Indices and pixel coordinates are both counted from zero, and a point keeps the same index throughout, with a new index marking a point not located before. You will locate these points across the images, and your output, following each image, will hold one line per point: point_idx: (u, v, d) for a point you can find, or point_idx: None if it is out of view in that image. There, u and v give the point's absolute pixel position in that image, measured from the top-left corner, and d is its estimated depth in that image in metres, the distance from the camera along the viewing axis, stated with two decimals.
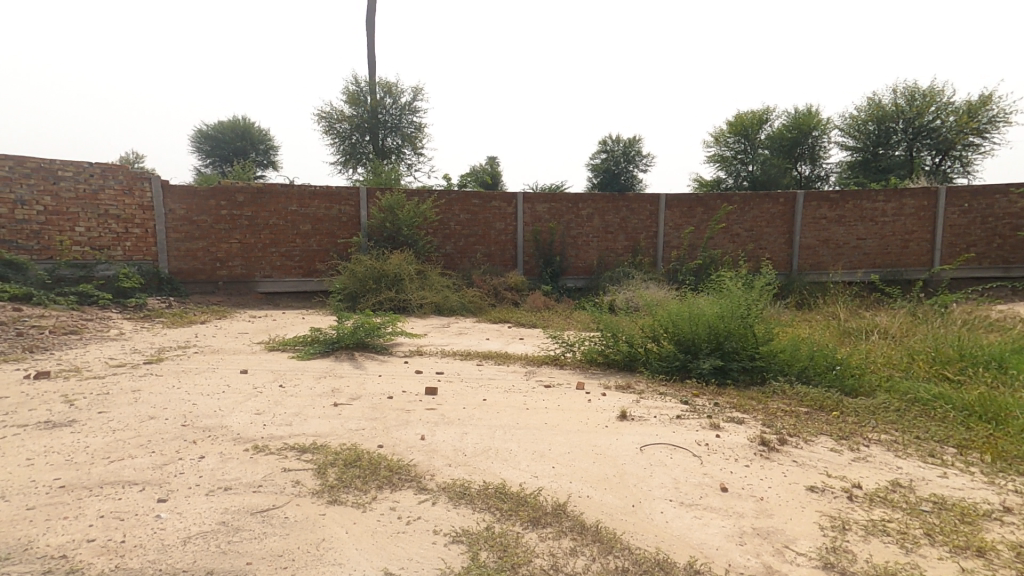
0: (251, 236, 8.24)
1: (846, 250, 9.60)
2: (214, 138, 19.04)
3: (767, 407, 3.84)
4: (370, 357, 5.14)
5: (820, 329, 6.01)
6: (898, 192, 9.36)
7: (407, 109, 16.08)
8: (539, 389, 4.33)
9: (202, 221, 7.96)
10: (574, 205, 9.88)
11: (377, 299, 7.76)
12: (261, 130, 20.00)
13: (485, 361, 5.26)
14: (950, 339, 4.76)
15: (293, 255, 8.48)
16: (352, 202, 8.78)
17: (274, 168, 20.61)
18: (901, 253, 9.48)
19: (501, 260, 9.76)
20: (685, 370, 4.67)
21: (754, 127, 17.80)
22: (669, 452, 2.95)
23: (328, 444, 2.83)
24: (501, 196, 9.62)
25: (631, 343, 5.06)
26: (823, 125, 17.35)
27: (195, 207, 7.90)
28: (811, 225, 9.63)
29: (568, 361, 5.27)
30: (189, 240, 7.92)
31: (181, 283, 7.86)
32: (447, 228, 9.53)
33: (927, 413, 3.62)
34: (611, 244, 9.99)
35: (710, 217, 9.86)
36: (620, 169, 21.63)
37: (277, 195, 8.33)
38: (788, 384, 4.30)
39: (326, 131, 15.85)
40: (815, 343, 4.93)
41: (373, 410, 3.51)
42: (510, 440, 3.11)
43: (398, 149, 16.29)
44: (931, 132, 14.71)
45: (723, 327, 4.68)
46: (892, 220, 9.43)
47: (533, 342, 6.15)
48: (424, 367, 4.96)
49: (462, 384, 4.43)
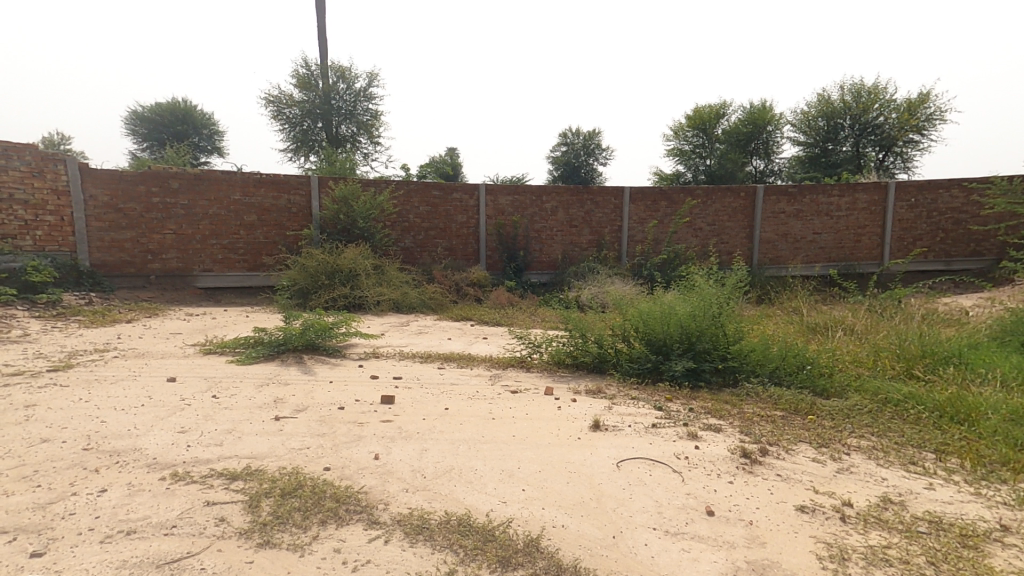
0: (188, 226, 7.56)
1: (804, 245, 9.76)
2: (151, 121, 17.69)
3: (742, 412, 3.69)
4: (321, 361, 4.71)
5: (786, 326, 5.98)
6: (852, 187, 9.56)
7: (362, 94, 15.38)
8: (506, 395, 4.05)
9: (129, 209, 7.23)
10: (538, 198, 9.61)
11: (330, 296, 7.25)
12: (204, 113, 18.73)
13: (447, 363, 4.92)
14: (912, 334, 4.77)
15: (236, 247, 7.85)
16: (303, 191, 8.22)
17: (219, 155, 19.39)
18: (854, 248, 9.71)
19: (463, 254, 9.40)
20: (657, 372, 4.49)
21: (711, 122, 18.02)
22: (648, 469, 2.73)
23: (265, 468, 2.42)
24: (462, 187, 9.25)
25: (601, 344, 4.84)
26: (776, 121, 17.75)
27: (120, 194, 7.16)
28: (771, 220, 9.73)
29: (535, 363, 5.00)
30: (114, 230, 7.17)
31: (104, 277, 7.10)
32: (405, 219, 9.08)
33: (901, 415, 3.55)
34: (575, 238, 9.79)
35: (673, 211, 9.82)
36: (580, 162, 21.55)
37: (217, 181, 7.66)
38: (761, 386, 4.18)
39: (274, 116, 14.97)
40: (785, 343, 4.86)
41: (321, 423, 3.11)
42: (476, 457, 2.81)
43: (353, 136, 15.61)
44: (875, 129, 15.23)
45: (695, 326, 4.53)
46: (846, 215, 9.63)
47: (497, 341, 5.85)
48: (380, 371, 4.58)
49: (422, 390, 4.09)
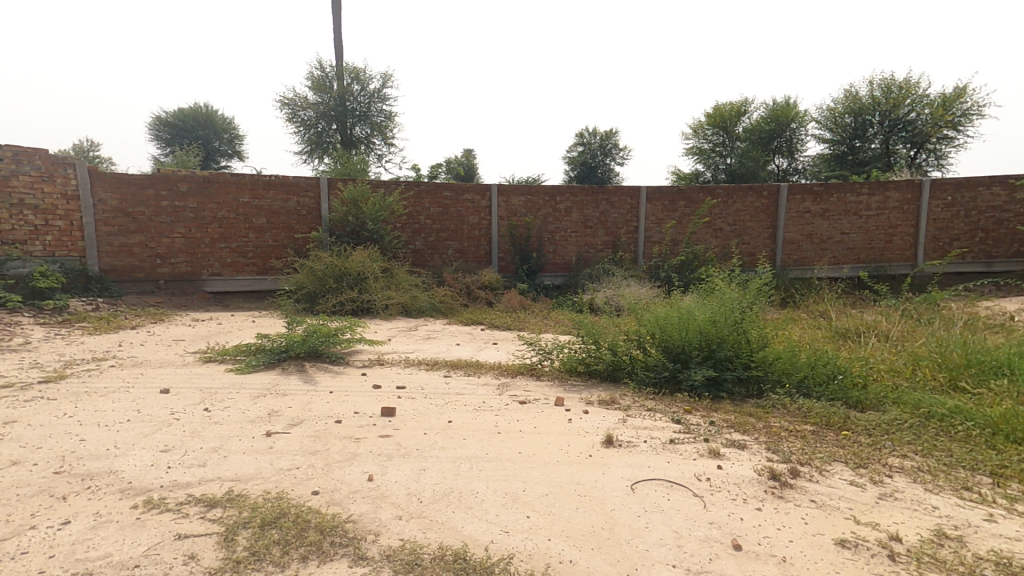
0: (197, 230, 7.51)
1: (830, 245, 9.34)
2: (174, 126, 17.89)
3: (769, 427, 3.41)
4: (323, 369, 4.55)
5: (813, 332, 5.66)
6: (882, 185, 9.12)
7: (376, 96, 15.33)
8: (514, 406, 3.83)
9: (138, 213, 7.19)
10: (552, 198, 9.38)
11: (338, 300, 7.12)
12: (225, 118, 18.88)
13: (453, 371, 4.73)
14: (954, 342, 4.42)
15: (245, 251, 7.77)
16: (312, 193, 8.11)
17: (239, 158, 19.56)
18: (884, 248, 9.26)
19: (475, 257, 9.21)
20: (675, 382, 4.23)
21: (732, 119, 17.58)
22: (666, 493, 2.47)
23: (247, 492, 2.23)
24: (474, 188, 9.07)
25: (615, 351, 4.59)
26: (800, 118, 17.24)
27: (129, 198, 7.12)
28: (795, 219, 9.34)
29: (546, 371, 4.77)
30: (124, 235, 7.13)
31: (114, 282, 7.06)
32: (416, 222, 8.92)
33: (947, 432, 3.24)
34: (590, 240, 9.53)
35: (692, 211, 9.50)
36: (596, 162, 21.24)
37: (226, 184, 7.59)
38: (789, 397, 3.89)
39: (290, 119, 14.99)
40: (813, 351, 4.56)
41: (314, 439, 2.93)
42: (477, 479, 2.59)
43: (368, 138, 15.56)
44: (907, 125, 14.65)
45: (715, 333, 4.26)
46: (876, 214, 9.20)
47: (507, 348, 5.63)
48: (383, 380, 4.40)
49: (426, 401, 3.89)
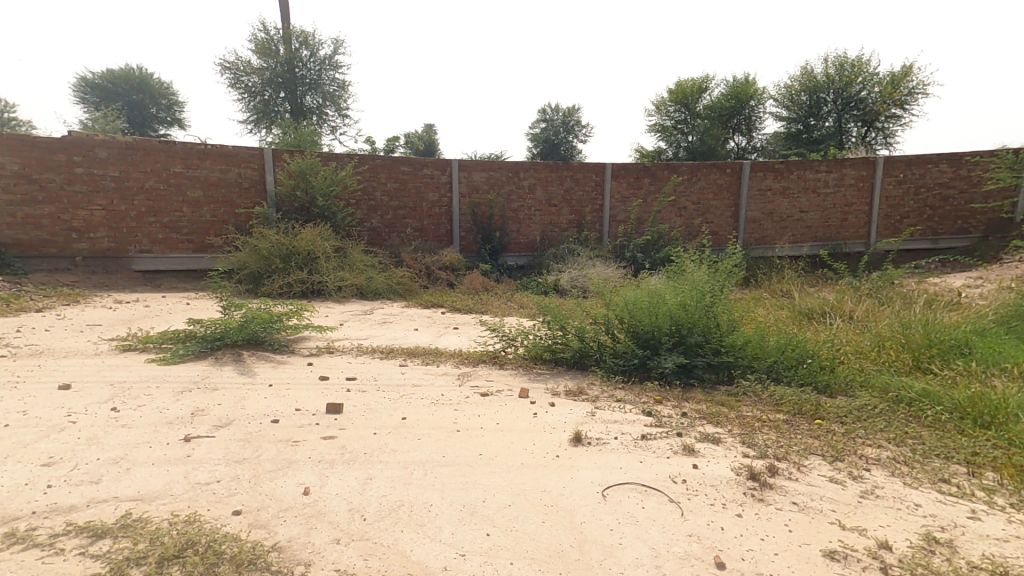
0: (120, 202, 6.79)
1: (790, 224, 9.38)
2: (104, 89, 16.36)
3: (741, 416, 3.25)
4: (262, 359, 4.13)
5: (777, 312, 5.60)
6: (840, 162, 9.18)
7: (327, 63, 14.44)
8: (474, 399, 3.54)
9: (45, 180, 6.44)
10: (515, 174, 9.03)
11: (285, 282, 6.61)
12: (163, 82, 17.39)
13: (410, 360, 4.40)
14: (917, 321, 4.39)
15: (178, 226, 7.10)
16: (255, 164, 7.47)
17: (181, 127, 18.13)
18: (841, 226, 9.38)
19: (435, 235, 8.79)
20: (645, 369, 4.03)
21: (693, 96, 17.52)
22: (640, 499, 2.25)
23: (148, 516, 1.86)
24: (432, 162, 8.59)
25: (582, 337, 4.37)
26: (759, 95, 17.34)
27: (33, 162, 6.37)
28: (757, 198, 9.32)
29: (509, 358, 4.50)
30: (29, 205, 6.40)
31: (19, 257, 6.35)
32: (371, 197, 8.40)
33: (917, 416, 3.15)
34: (554, 218, 9.26)
35: (657, 188, 9.34)
36: (559, 139, 20.90)
37: (153, 151, 6.87)
38: (760, 383, 3.75)
39: (233, 84, 13.90)
40: (782, 334, 4.45)
41: (243, 444, 2.56)
42: (431, 488, 2.29)
43: (319, 108, 14.67)
44: (858, 103, 14.91)
45: (685, 318, 4.08)
46: (833, 192, 9.28)
47: (468, 333, 5.33)
48: (331, 371, 4.02)
49: (377, 395, 3.55)
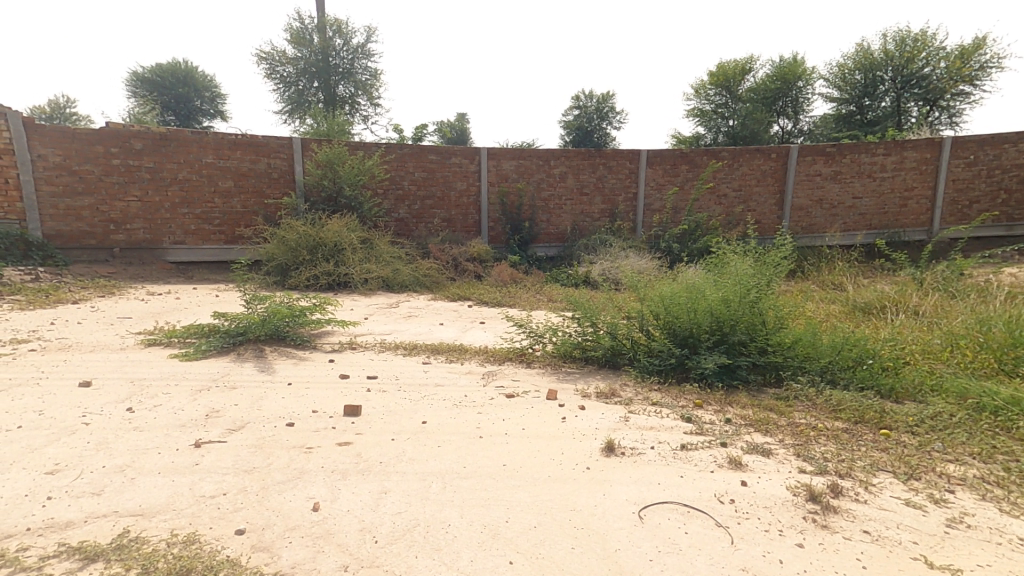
0: (154, 193, 6.86)
1: (841, 211, 8.77)
2: (152, 82, 16.72)
3: (794, 424, 2.91)
4: (285, 354, 4.04)
5: (829, 307, 5.18)
6: (899, 144, 8.50)
7: (360, 52, 14.44)
8: (500, 402, 3.33)
9: (84, 171, 6.52)
10: (546, 162, 8.74)
11: (312, 274, 6.56)
12: (207, 75, 17.70)
13: (434, 357, 4.24)
14: (997, 318, 3.92)
15: (210, 218, 7.14)
16: (284, 155, 7.43)
17: (222, 119, 18.51)
18: (898, 213, 8.72)
19: (463, 226, 8.62)
20: (683, 369, 3.74)
21: (736, 78, 16.71)
22: (682, 522, 1.99)
23: (145, 535, 1.73)
24: (462, 151, 8.39)
25: (615, 335, 4.10)
26: (807, 75, 16.39)
27: (74, 154, 6.46)
28: (805, 183, 8.75)
29: (537, 356, 4.28)
30: (69, 196, 6.49)
31: (58, 248, 6.49)
32: (400, 188, 8.27)
33: (1004, 429, 2.76)
34: (586, 208, 8.95)
35: (696, 174, 8.88)
36: (593, 126, 20.37)
37: (186, 142, 6.90)
38: (813, 386, 3.40)
39: (268, 75, 13.99)
40: (838, 332, 4.06)
41: (255, 451, 2.42)
42: (450, 506, 2.10)
43: (352, 98, 14.70)
44: (920, 81, 13.85)
45: (729, 314, 3.75)
46: (891, 176, 8.62)
47: (496, 328, 5.12)
48: (353, 369, 3.89)
49: (399, 396, 3.39)
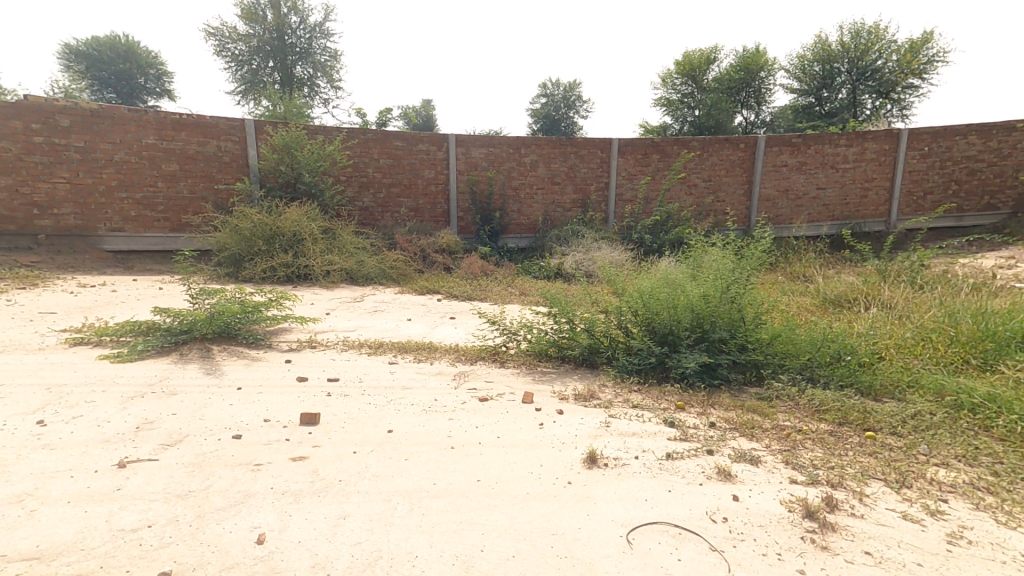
0: (87, 175, 6.28)
1: (807, 203, 8.85)
2: (90, 58, 15.46)
3: (778, 427, 2.77)
4: (234, 355, 3.69)
5: (802, 300, 5.15)
6: (861, 136, 8.62)
7: (318, 30, 13.79)
8: (473, 408, 3.10)
9: (0, 150, 5.91)
10: (516, 150, 8.49)
11: (268, 265, 6.14)
12: (150, 51, 16.59)
13: (401, 357, 3.97)
14: (967, 312, 3.92)
15: (153, 203, 6.60)
16: (236, 137, 6.94)
17: (169, 98, 17.45)
18: (860, 204, 8.85)
19: (431, 216, 8.29)
20: (662, 368, 3.60)
21: (700, 68, 16.78)
22: (673, 545, 1.79)
23: None
24: (428, 137, 8.05)
25: (593, 332, 3.93)
26: (769, 65, 16.58)
27: None
28: (772, 175, 8.78)
29: (511, 355, 4.07)
30: None
31: None
32: (362, 174, 7.86)
33: (985, 428, 2.70)
34: (557, 197, 8.75)
35: (666, 165, 8.80)
36: (560, 115, 20.19)
37: (123, 120, 6.34)
38: (794, 384, 3.30)
39: (218, 52, 13.18)
40: (815, 328, 3.99)
41: (192, 469, 2.12)
42: (415, 533, 1.85)
43: (310, 79, 14.13)
44: (873, 74, 14.14)
45: (708, 311, 3.63)
46: (853, 167, 8.73)
47: (466, 324, 4.87)
48: (311, 371, 3.58)
49: (362, 401, 3.11)
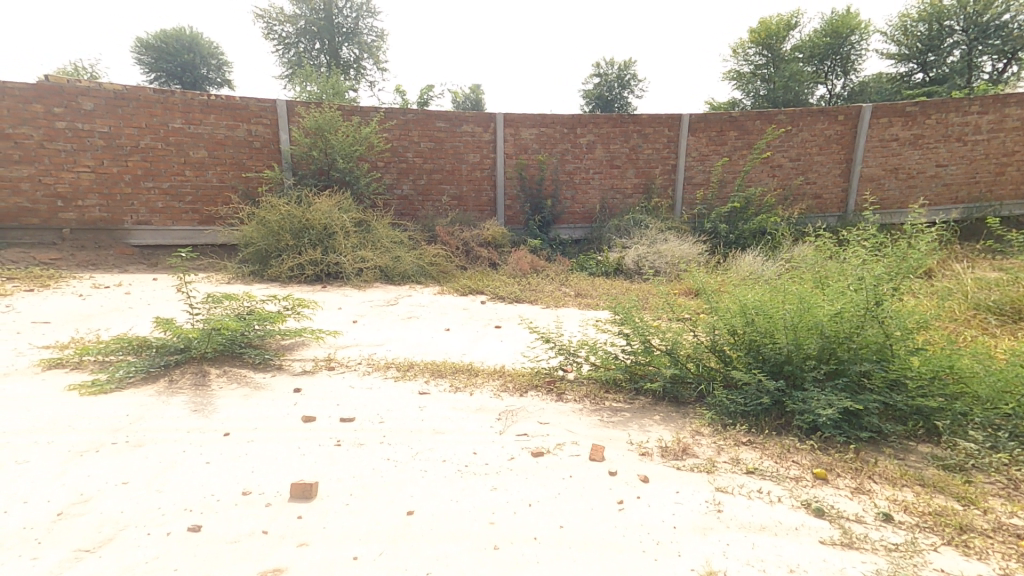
0: (112, 163, 5.89)
1: (921, 182, 7.43)
2: (156, 49, 15.54)
3: (1006, 530, 1.75)
4: (233, 380, 3.02)
5: (962, 307, 3.94)
6: (999, 99, 7.09)
7: (365, 10, 13.26)
8: (523, 472, 2.26)
9: (21, 135, 5.56)
10: (571, 130, 7.54)
11: (297, 262, 5.55)
12: (211, 41, 16.60)
13: (435, 384, 3.20)
14: None
15: (180, 193, 6.18)
16: (267, 120, 6.42)
17: (229, 89, 17.51)
18: (993, 183, 7.34)
19: (476, 205, 7.52)
20: (783, 413, 2.64)
21: (780, 35, 15.11)
22: None
23: None
24: (475, 118, 7.24)
25: (676, 356, 3.02)
26: (862, 27, 14.66)
27: (9, 114, 5.51)
28: (877, 150, 7.40)
29: (571, 383, 3.22)
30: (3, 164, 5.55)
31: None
32: (402, 160, 7.16)
33: None
34: (617, 182, 7.76)
35: (746, 143, 7.59)
36: (615, 95, 18.88)
37: (147, 103, 5.91)
38: (1001, 447, 2.23)
39: (266, 36, 12.86)
40: (1007, 352, 2.84)
41: None
42: None
43: (357, 61, 13.66)
44: (997, 30, 12.12)
45: (849, 335, 2.59)
46: (986, 139, 7.22)
47: (515, 339, 4.05)
48: (321, 403, 2.85)
49: (378, 457, 2.34)
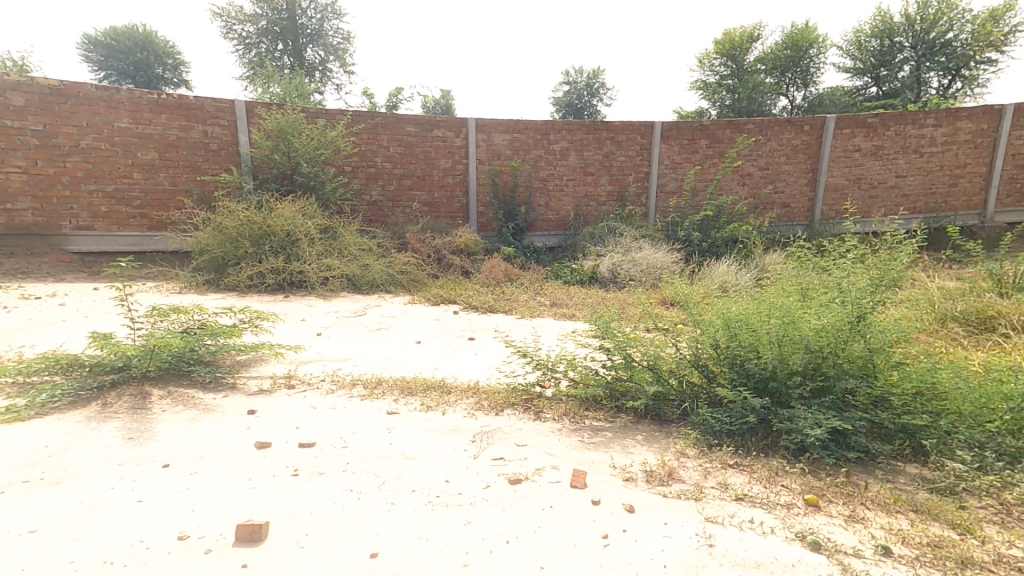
0: (49, 165, 5.46)
1: (882, 192, 7.63)
2: (107, 48, 14.79)
3: (1010, 563, 1.66)
4: (177, 402, 2.74)
5: (936, 316, 3.95)
6: (952, 113, 7.34)
7: (330, 11, 12.94)
8: (500, 503, 2.08)
9: None
10: (544, 136, 7.44)
11: (255, 271, 5.23)
12: (167, 41, 15.92)
13: (404, 403, 2.99)
14: None
15: (127, 197, 5.80)
16: (224, 121, 6.10)
17: (187, 89, 16.81)
18: (948, 193, 7.59)
19: (447, 212, 7.32)
20: (769, 432, 2.54)
21: (743, 47, 15.47)
22: None
23: None
24: (445, 122, 7.06)
25: (658, 371, 2.90)
26: (821, 41, 15.10)
27: None
28: (842, 161, 7.55)
29: (549, 401, 3.06)
30: None
31: None
32: (370, 164, 6.91)
33: None
34: (591, 189, 7.70)
35: (717, 152, 7.64)
36: (584, 103, 19.01)
37: (90, 101, 5.52)
38: (990, 468, 2.17)
39: (225, 35, 12.39)
40: (987, 366, 2.81)
41: None
42: None
43: (322, 63, 13.30)
44: (942, 49, 12.62)
45: (836, 350, 2.50)
46: (941, 151, 7.46)
47: (489, 353, 3.86)
48: (277, 427, 2.60)
49: (339, 488, 2.11)
